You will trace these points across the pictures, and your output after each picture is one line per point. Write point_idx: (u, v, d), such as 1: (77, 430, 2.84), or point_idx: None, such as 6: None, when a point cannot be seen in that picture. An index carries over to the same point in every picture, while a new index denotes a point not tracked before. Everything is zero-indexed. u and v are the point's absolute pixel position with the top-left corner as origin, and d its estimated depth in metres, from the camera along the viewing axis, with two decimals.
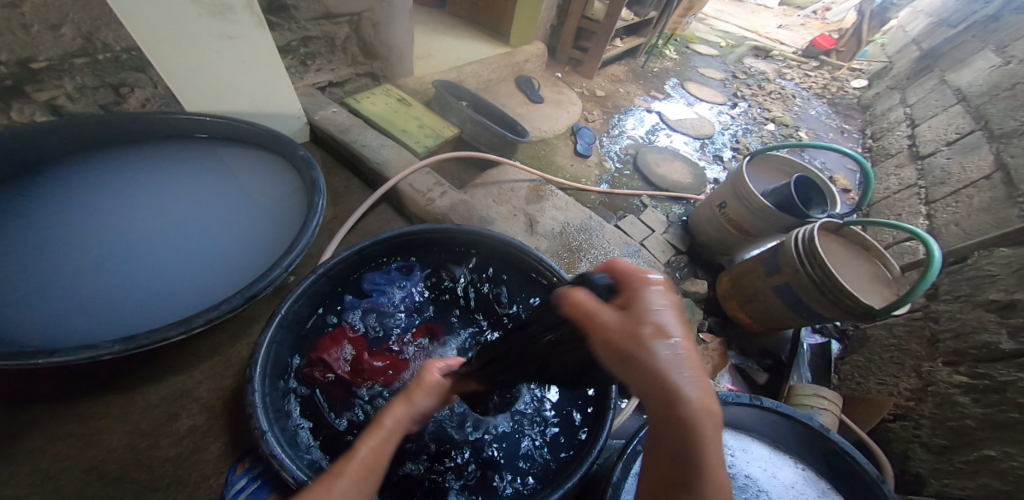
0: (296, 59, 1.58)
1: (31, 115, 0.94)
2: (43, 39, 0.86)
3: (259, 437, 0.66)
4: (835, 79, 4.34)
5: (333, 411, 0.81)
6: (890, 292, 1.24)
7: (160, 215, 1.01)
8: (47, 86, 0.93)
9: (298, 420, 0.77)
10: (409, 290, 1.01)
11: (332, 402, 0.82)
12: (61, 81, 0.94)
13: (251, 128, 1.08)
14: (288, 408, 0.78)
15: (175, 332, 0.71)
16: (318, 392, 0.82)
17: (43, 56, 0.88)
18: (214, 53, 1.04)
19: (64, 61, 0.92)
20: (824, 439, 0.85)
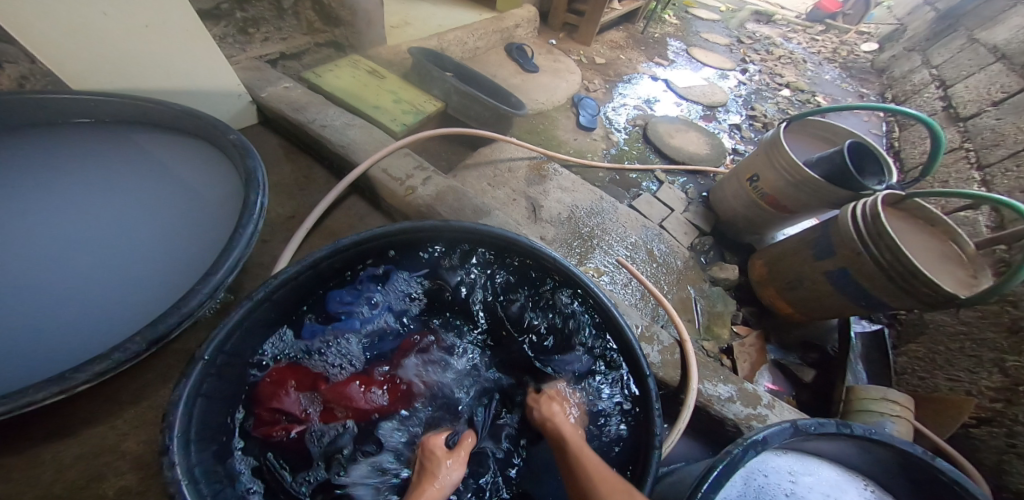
0: (233, 27, 1.34)
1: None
2: None
3: None
4: (845, 42, 4.04)
5: (290, 468, 0.61)
6: (967, 274, 1.03)
7: (65, 221, 0.82)
8: None
9: (247, 482, 0.57)
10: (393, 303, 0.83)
11: (288, 456, 0.62)
12: None
13: (165, 107, 0.87)
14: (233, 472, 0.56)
15: (47, 392, 0.49)
16: (273, 456, 0.61)
17: None
18: (101, 14, 0.77)
19: None
20: (924, 468, 0.61)
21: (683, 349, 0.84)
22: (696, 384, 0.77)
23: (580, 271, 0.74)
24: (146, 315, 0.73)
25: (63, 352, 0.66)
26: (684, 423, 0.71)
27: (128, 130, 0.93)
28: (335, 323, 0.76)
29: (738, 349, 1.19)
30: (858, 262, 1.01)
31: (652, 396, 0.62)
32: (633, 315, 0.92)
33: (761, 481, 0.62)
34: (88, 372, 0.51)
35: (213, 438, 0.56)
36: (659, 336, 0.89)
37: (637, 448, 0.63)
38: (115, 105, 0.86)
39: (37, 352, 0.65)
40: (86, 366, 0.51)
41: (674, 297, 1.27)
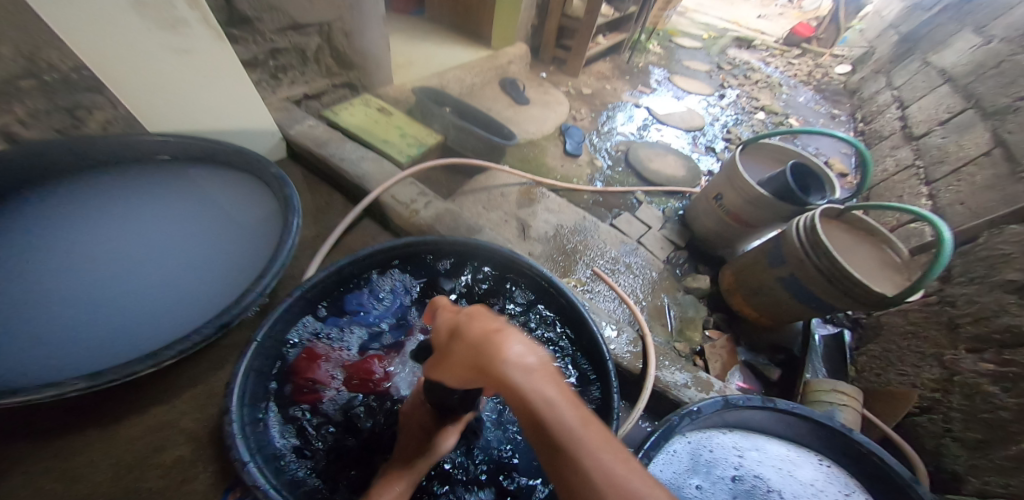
0: (265, 73, 1.48)
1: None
2: None
3: (241, 469, 0.58)
4: (819, 65, 4.30)
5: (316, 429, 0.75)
6: (901, 277, 1.17)
7: (133, 242, 0.98)
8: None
9: (282, 439, 0.71)
10: (397, 304, 0.97)
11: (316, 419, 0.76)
12: (9, 106, 0.86)
13: (219, 146, 1.06)
14: (270, 431, 0.70)
15: (144, 366, 0.66)
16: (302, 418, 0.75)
17: None
18: (170, 68, 0.98)
19: (8, 84, 0.83)
20: (847, 441, 0.74)
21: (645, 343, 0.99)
22: (652, 373, 0.92)
23: (557, 277, 0.90)
24: (201, 316, 0.87)
25: (130, 343, 0.81)
26: (643, 404, 0.86)
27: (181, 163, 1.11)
28: (350, 316, 0.91)
29: (709, 350, 1.32)
30: (804, 269, 1.16)
31: (610, 377, 0.78)
32: (603, 315, 1.05)
33: (709, 456, 0.74)
34: (173, 351, 0.68)
35: (259, 405, 0.71)
36: (624, 330, 1.03)
37: None
38: (173, 144, 1.04)
39: (116, 344, 0.80)
40: (173, 345, 0.69)
41: (649, 304, 1.41)
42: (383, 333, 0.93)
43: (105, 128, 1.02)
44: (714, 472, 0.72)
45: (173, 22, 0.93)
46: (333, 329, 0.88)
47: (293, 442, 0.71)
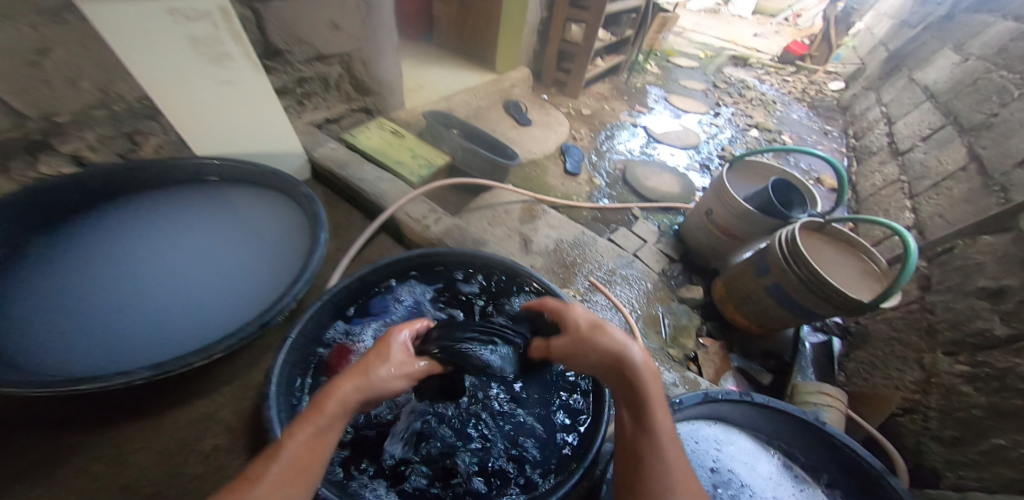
0: (293, 99, 1.65)
1: (58, 166, 1.07)
2: (64, 93, 0.99)
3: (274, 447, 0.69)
4: (813, 82, 4.44)
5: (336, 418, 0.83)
6: (881, 285, 1.25)
7: (179, 252, 1.12)
8: (70, 138, 1.06)
9: None
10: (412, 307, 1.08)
11: None
12: (82, 133, 1.07)
13: (255, 169, 1.22)
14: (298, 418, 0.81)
15: (195, 358, 0.81)
16: None
17: (65, 111, 1.02)
18: (215, 96, 1.16)
19: (84, 114, 1.05)
20: (821, 435, 0.83)
21: None
22: None
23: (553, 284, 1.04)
24: (237, 316, 0.99)
25: (174, 338, 0.93)
26: None
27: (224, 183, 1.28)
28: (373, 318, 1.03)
29: (702, 357, 1.43)
30: (786, 277, 1.25)
31: None
32: None
33: (693, 446, 0.82)
34: (222, 346, 0.83)
35: (291, 397, 0.83)
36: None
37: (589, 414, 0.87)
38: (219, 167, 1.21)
39: (166, 340, 0.93)
40: (222, 341, 0.84)
41: (644, 313, 1.49)
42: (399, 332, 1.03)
43: (156, 152, 1.24)
44: (693, 463, 0.80)
45: (217, 52, 1.12)
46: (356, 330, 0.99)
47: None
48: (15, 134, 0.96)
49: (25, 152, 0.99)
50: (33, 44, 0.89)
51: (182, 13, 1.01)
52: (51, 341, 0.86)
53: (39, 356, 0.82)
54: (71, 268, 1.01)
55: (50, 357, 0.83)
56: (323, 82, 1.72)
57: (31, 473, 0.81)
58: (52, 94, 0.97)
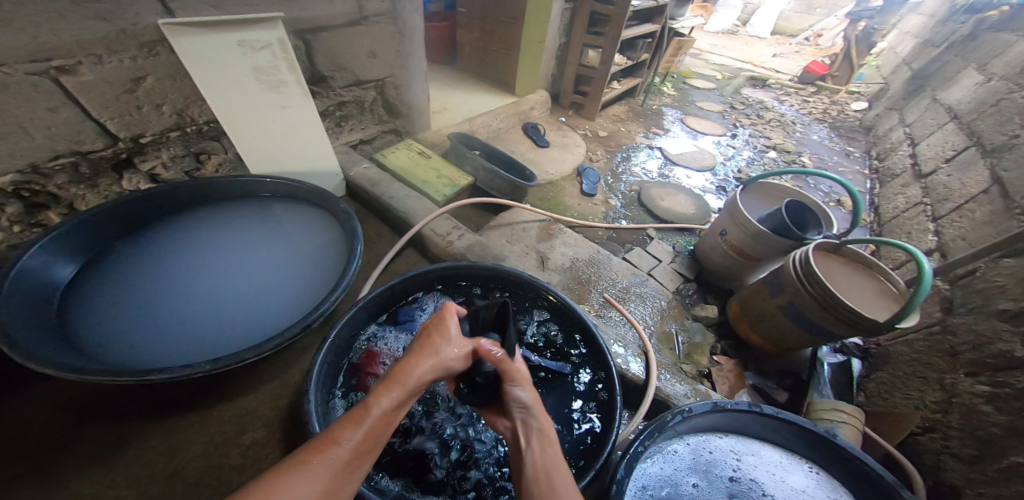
0: (332, 122, 1.80)
1: (137, 182, 1.33)
2: (149, 117, 1.22)
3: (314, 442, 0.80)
4: (835, 102, 4.40)
5: None
6: (898, 305, 1.24)
7: (234, 261, 1.28)
8: (148, 157, 1.30)
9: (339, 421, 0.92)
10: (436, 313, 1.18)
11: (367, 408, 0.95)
12: (158, 152, 1.31)
13: (302, 187, 1.37)
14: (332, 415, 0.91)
15: (250, 355, 0.91)
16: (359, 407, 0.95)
17: (148, 133, 1.25)
18: (270, 119, 1.34)
19: (163, 135, 1.29)
20: (834, 446, 0.93)
21: (647, 359, 1.23)
22: (654, 383, 1.15)
23: (570, 299, 1.14)
24: (283, 320, 1.12)
25: (230, 339, 1.06)
26: (643, 414, 1.07)
27: (273, 199, 1.44)
28: (401, 324, 1.14)
29: (716, 373, 1.44)
30: (800, 296, 1.27)
31: (613, 382, 0.99)
32: (611, 335, 1.28)
33: (714, 457, 0.96)
34: (271, 345, 0.94)
35: (328, 394, 0.94)
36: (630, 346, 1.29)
37: (602, 425, 0.96)
38: (269, 185, 1.37)
39: (222, 339, 1.06)
40: (273, 340, 0.94)
41: (657, 330, 1.52)
42: None
43: (215, 169, 1.49)
44: (710, 472, 0.93)
45: (273, 78, 1.30)
46: (386, 336, 1.10)
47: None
48: (109, 151, 1.20)
49: (112, 167, 1.23)
50: (130, 74, 1.11)
51: (248, 45, 1.21)
52: (131, 337, 1.01)
53: (121, 352, 0.97)
54: (146, 274, 1.17)
55: (129, 353, 0.97)
56: (359, 105, 1.87)
57: (102, 456, 0.93)
58: (141, 120, 1.21)
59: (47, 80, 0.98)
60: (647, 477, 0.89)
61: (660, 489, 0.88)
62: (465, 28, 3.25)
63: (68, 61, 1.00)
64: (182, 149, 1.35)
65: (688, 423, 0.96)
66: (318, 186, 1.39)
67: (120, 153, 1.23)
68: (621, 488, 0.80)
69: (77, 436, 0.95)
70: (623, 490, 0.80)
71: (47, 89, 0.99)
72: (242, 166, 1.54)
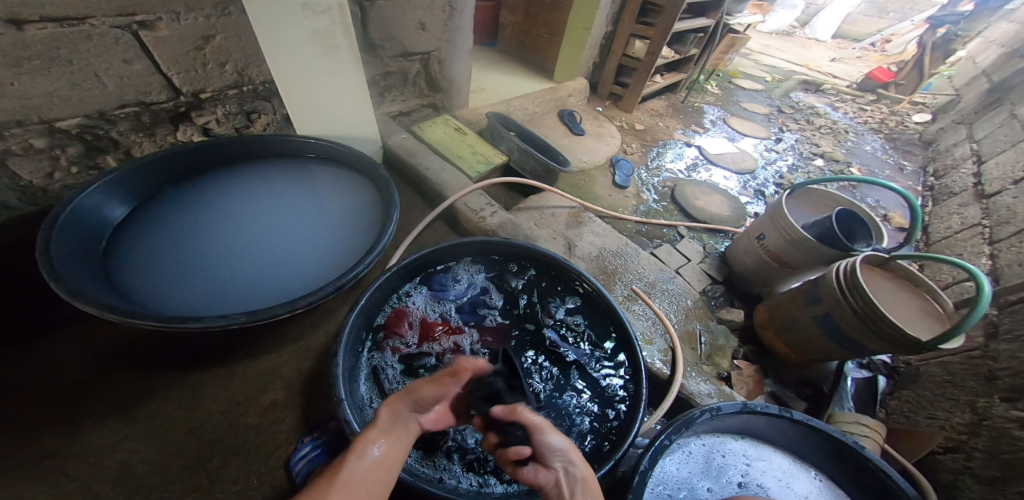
0: (376, 91, 1.83)
1: (190, 135, 1.38)
2: (212, 74, 1.28)
3: (338, 403, 0.83)
4: (894, 113, 4.13)
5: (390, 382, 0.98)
6: (942, 327, 1.19)
7: (270, 219, 1.33)
8: (205, 113, 1.36)
9: (365, 381, 0.97)
10: (467, 286, 1.22)
11: (392, 373, 1.00)
12: (215, 108, 1.37)
13: (343, 150, 1.40)
14: (358, 375, 0.97)
15: (283, 311, 0.95)
16: (385, 370, 1.00)
17: (209, 89, 1.31)
18: (322, 83, 1.35)
19: (221, 93, 1.35)
20: (859, 458, 0.92)
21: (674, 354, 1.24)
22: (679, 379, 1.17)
23: (601, 285, 1.14)
24: (314, 280, 1.17)
25: (264, 295, 1.11)
26: (662, 412, 1.10)
27: (315, 161, 1.48)
28: (434, 294, 1.18)
29: (735, 376, 1.43)
30: (839, 307, 1.22)
31: (642, 374, 1.00)
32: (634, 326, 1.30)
33: (726, 460, 0.97)
34: (304, 302, 0.97)
35: (357, 353, 0.99)
36: (656, 342, 1.35)
37: (623, 417, 0.97)
38: (313, 146, 1.41)
39: (257, 293, 1.11)
40: (306, 298, 0.98)
41: (681, 328, 1.50)
42: (453, 308, 1.17)
43: (264, 129, 1.54)
44: (722, 475, 0.93)
45: (330, 44, 1.29)
46: (418, 303, 1.15)
47: (377, 390, 0.96)
48: (170, 104, 1.26)
49: (170, 119, 1.29)
50: (202, 31, 1.17)
51: (311, 8, 1.18)
52: (168, 286, 1.07)
53: (159, 298, 1.02)
54: (187, 224, 1.23)
55: (169, 299, 1.03)
56: (403, 76, 1.88)
57: (133, 401, 1.02)
58: (204, 76, 1.27)
59: (128, 33, 1.05)
60: (665, 476, 0.90)
61: (677, 491, 0.89)
62: (509, 9, 3.20)
63: (150, 16, 1.06)
64: (236, 107, 1.40)
65: (712, 422, 0.97)
66: (358, 152, 1.42)
67: (181, 107, 1.29)
68: (644, 478, 0.81)
69: (108, 382, 1.04)
70: (646, 480, 0.81)
71: (126, 40, 1.06)
72: (288, 127, 1.59)
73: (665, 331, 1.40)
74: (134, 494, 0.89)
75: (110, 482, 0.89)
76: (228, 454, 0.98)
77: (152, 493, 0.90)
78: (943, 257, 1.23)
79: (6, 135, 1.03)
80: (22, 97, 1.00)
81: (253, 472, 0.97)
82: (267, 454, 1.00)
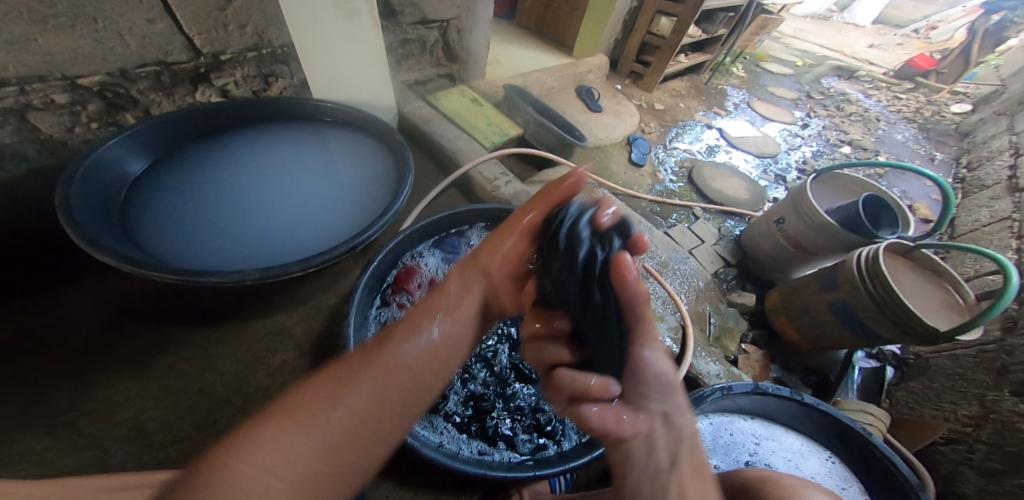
0: (394, 58, 1.79)
1: (208, 97, 1.38)
2: (233, 36, 1.27)
3: None
4: (931, 102, 3.92)
5: None
6: (961, 319, 1.16)
7: (285, 180, 1.33)
8: (224, 75, 1.35)
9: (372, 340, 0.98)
10: None
11: None
12: (233, 71, 1.36)
13: (359, 113, 1.38)
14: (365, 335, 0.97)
15: (295, 269, 0.95)
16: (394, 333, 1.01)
17: (228, 50, 1.30)
18: (341, 48, 1.33)
19: (240, 55, 1.33)
20: (864, 444, 0.92)
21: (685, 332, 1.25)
22: (689, 359, 1.17)
23: None
24: (327, 242, 1.17)
25: (275, 255, 1.12)
26: None
27: (332, 126, 1.46)
28: (446, 259, 1.18)
29: (742, 360, 1.43)
30: (856, 294, 1.20)
31: None
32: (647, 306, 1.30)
33: (735, 438, 0.98)
34: (317, 261, 0.98)
35: (366, 311, 1.00)
36: (667, 320, 1.35)
37: None
38: (330, 111, 1.39)
39: (271, 252, 1.12)
40: (321, 257, 0.99)
41: (691, 309, 1.48)
42: None
43: (281, 93, 1.53)
44: (731, 453, 0.95)
45: (351, 8, 1.25)
46: (429, 268, 1.15)
47: None
48: (190, 65, 1.25)
49: (190, 79, 1.29)
50: None
51: None
52: (184, 240, 1.09)
53: (174, 251, 1.04)
54: (203, 182, 1.24)
55: (185, 254, 1.04)
56: (421, 44, 1.84)
57: (147, 357, 1.05)
58: (224, 37, 1.26)
59: None
60: None
61: None
62: None
63: None
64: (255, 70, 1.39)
65: (723, 401, 0.98)
66: (374, 116, 1.40)
67: (201, 69, 1.29)
68: None
69: (121, 339, 1.06)
70: None
71: None
72: (305, 92, 1.57)
73: (678, 309, 1.39)
74: (147, 450, 0.93)
75: (123, 437, 0.93)
76: (238, 414, 1.02)
77: (165, 449, 0.94)
78: (970, 247, 1.18)
79: (28, 89, 1.03)
80: (46, 53, 1.01)
81: None
82: None
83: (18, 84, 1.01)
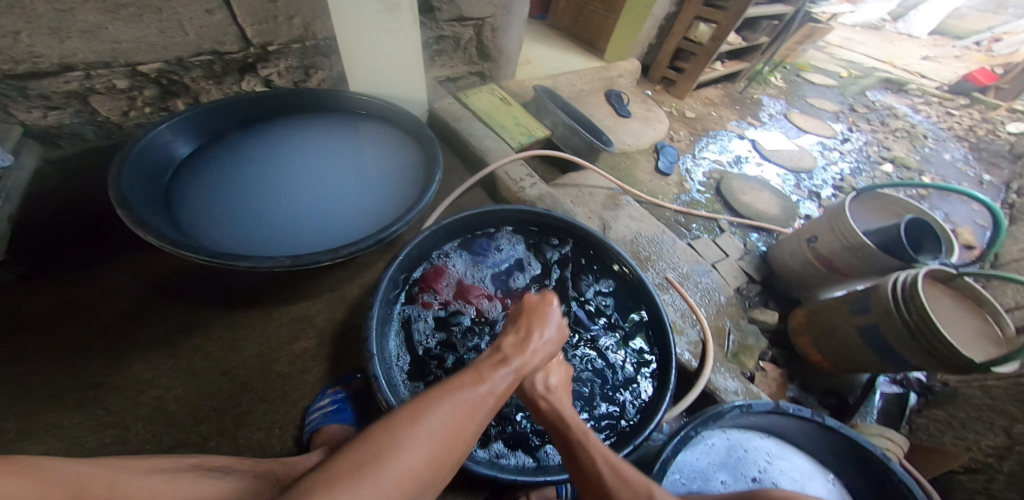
0: (428, 55, 1.83)
1: (253, 85, 1.45)
2: (281, 28, 1.33)
3: (370, 358, 0.87)
4: (987, 120, 3.69)
5: (421, 342, 1.03)
6: (1000, 351, 1.10)
7: (316, 171, 1.39)
8: (269, 65, 1.42)
9: (395, 337, 1.01)
10: (505, 254, 1.24)
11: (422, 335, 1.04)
12: (278, 62, 1.42)
13: (391, 107, 1.42)
14: (389, 331, 1.01)
15: (325, 258, 1.00)
16: (417, 328, 1.05)
17: (275, 42, 1.36)
18: (380, 42, 1.37)
19: (286, 46, 1.39)
20: (881, 467, 0.88)
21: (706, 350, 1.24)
22: (707, 373, 1.17)
23: (641, 271, 1.14)
24: (354, 234, 1.21)
25: (304, 242, 1.17)
26: (683, 405, 1.10)
27: (365, 119, 1.51)
28: (473, 258, 1.21)
29: (759, 378, 1.40)
30: (889, 320, 1.15)
31: (671, 365, 1.01)
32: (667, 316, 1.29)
33: (745, 454, 0.96)
34: (345, 252, 1.02)
35: (392, 306, 1.03)
36: (686, 333, 1.33)
37: (648, 406, 0.99)
38: (364, 105, 1.44)
39: (301, 241, 1.18)
40: (349, 248, 1.03)
41: (710, 323, 1.46)
42: (488, 275, 1.20)
43: (320, 85, 1.58)
44: (740, 469, 0.93)
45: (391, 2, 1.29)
46: (455, 266, 1.18)
47: (405, 343, 1.01)
48: (239, 55, 1.32)
49: (238, 69, 1.36)
50: None
51: None
52: (220, 224, 1.15)
53: (211, 234, 1.10)
54: (241, 169, 1.31)
55: (222, 237, 1.11)
56: (455, 41, 1.87)
57: (176, 334, 1.11)
58: (273, 29, 1.32)
59: None
60: (683, 465, 0.91)
61: (691, 480, 0.89)
62: None
63: None
64: (298, 62, 1.45)
65: (740, 417, 0.97)
66: (406, 110, 1.44)
67: (248, 59, 1.36)
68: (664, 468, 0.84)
69: (153, 315, 1.13)
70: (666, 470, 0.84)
71: None
72: (342, 85, 1.61)
73: (697, 322, 1.37)
74: (168, 429, 0.97)
75: (146, 415, 0.98)
76: (256, 398, 1.06)
77: (185, 429, 0.98)
78: (1014, 276, 1.12)
79: (93, 75, 1.15)
80: (113, 40, 1.10)
81: (278, 420, 1.04)
82: (291, 403, 1.07)
83: (85, 70, 1.12)
